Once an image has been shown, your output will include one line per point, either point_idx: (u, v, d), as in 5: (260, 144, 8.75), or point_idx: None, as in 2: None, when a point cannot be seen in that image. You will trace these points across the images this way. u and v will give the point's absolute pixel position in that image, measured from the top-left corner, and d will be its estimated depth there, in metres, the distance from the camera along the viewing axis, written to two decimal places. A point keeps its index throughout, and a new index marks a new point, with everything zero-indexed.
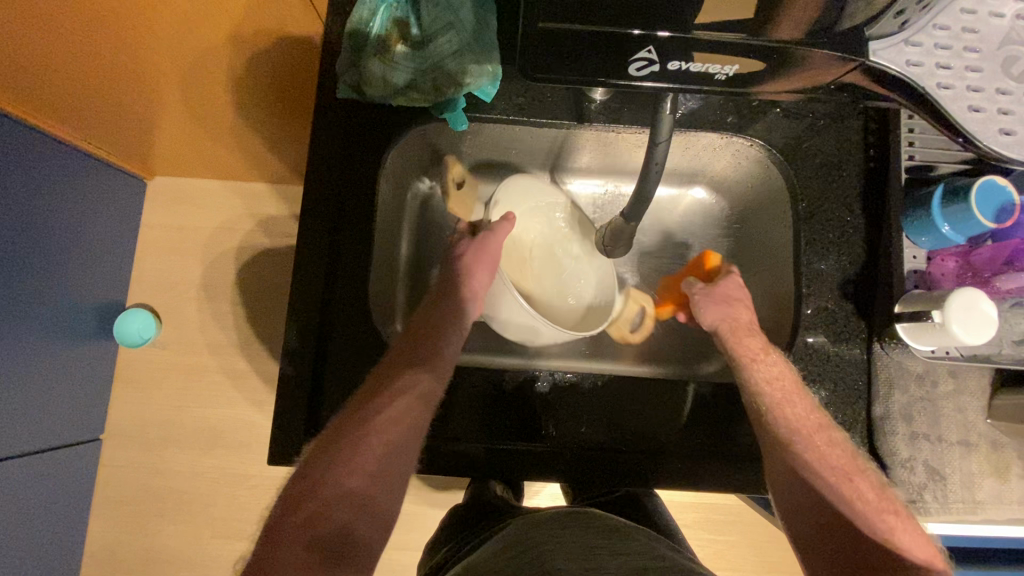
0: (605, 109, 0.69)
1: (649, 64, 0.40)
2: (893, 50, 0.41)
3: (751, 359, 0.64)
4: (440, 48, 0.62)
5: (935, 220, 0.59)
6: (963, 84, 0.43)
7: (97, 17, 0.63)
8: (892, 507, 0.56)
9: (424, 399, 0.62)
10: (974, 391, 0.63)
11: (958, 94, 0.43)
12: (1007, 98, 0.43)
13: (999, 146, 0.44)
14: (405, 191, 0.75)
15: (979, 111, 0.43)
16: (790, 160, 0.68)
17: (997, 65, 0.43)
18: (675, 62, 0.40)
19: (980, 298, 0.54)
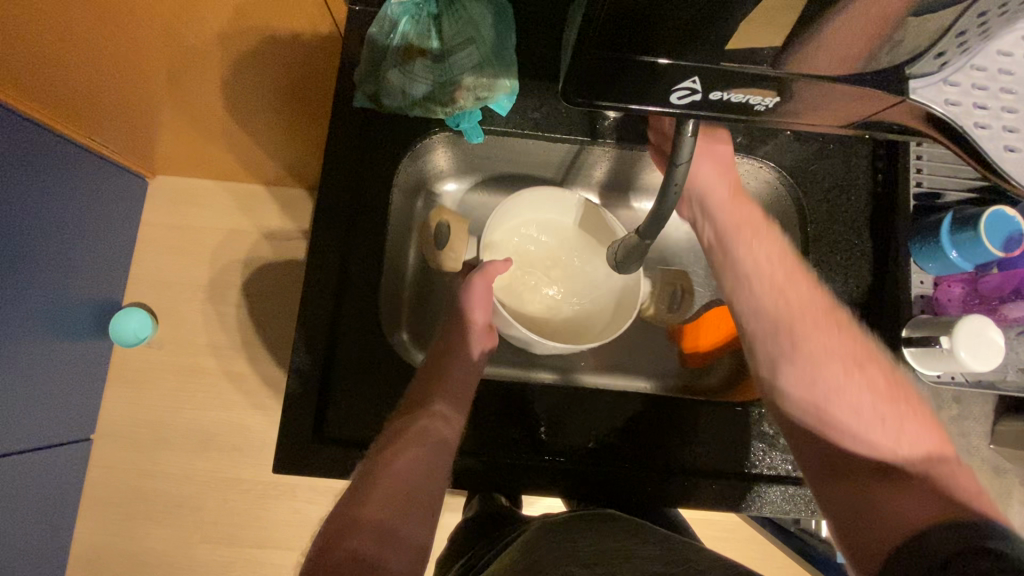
0: (617, 127, 0.70)
1: (692, 93, 0.39)
2: (934, 88, 0.39)
3: (751, 236, 0.64)
4: (461, 62, 0.64)
5: (942, 246, 0.60)
6: (1000, 124, 0.41)
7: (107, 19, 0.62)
8: (904, 398, 0.54)
9: (440, 441, 0.61)
10: (977, 417, 0.64)
11: (994, 134, 0.41)
12: None
13: None
14: (414, 200, 0.76)
15: (1015, 151, 0.41)
16: (799, 184, 0.69)
17: None
18: (717, 92, 0.39)
19: (987, 326, 0.55)
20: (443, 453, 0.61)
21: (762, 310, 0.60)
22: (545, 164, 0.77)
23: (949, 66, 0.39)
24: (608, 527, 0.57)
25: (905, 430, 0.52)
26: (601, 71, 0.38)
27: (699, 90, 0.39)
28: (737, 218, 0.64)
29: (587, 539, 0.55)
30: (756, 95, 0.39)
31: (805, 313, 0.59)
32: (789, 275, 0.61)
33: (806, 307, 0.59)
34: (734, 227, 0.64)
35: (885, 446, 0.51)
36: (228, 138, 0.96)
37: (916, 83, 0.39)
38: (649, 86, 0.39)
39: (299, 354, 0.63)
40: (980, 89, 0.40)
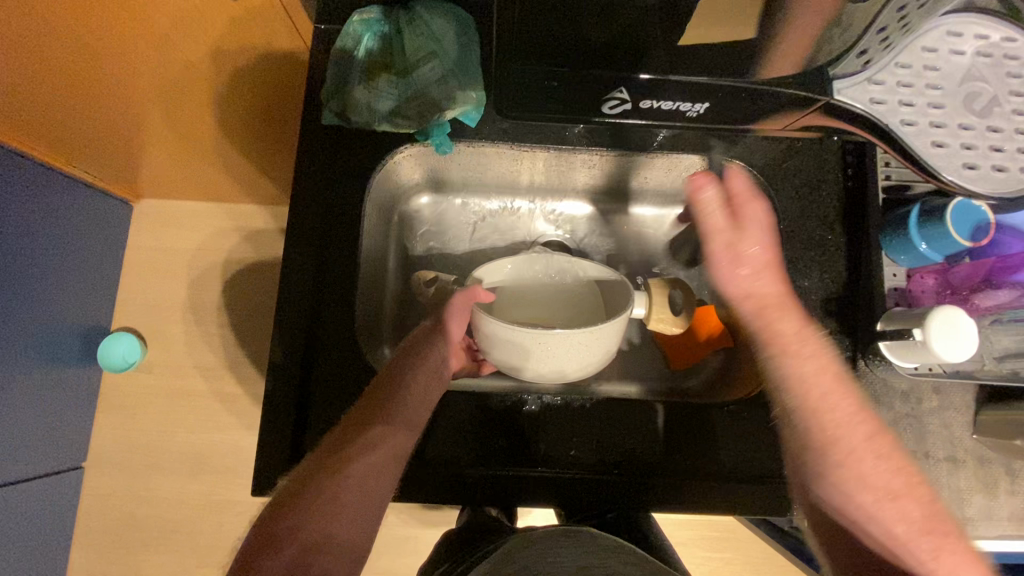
0: (589, 133, 0.70)
1: (622, 102, 0.49)
2: (857, 88, 0.44)
3: (785, 350, 0.58)
4: (424, 76, 0.64)
5: (911, 239, 0.60)
6: (926, 121, 0.45)
7: (74, 46, 0.62)
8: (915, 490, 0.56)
9: (398, 449, 0.61)
10: (958, 408, 0.64)
11: (920, 130, 0.45)
12: (968, 132, 0.45)
13: (962, 179, 0.45)
14: (389, 214, 0.76)
15: (942, 146, 0.45)
16: (770, 182, 0.69)
17: (960, 100, 0.45)
18: (646, 101, 0.49)
19: (960, 315, 0.55)
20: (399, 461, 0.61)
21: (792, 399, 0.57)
22: (520, 172, 0.77)
23: (873, 66, 0.44)
24: (594, 544, 0.56)
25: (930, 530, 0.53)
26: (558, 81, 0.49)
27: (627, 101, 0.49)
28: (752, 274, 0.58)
29: (571, 556, 0.53)
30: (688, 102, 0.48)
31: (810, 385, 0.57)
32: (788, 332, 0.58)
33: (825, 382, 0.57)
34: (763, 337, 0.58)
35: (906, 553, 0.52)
36: (211, 161, 0.96)
37: (841, 84, 0.44)
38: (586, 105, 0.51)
39: (278, 373, 0.63)
40: (905, 87, 0.45)
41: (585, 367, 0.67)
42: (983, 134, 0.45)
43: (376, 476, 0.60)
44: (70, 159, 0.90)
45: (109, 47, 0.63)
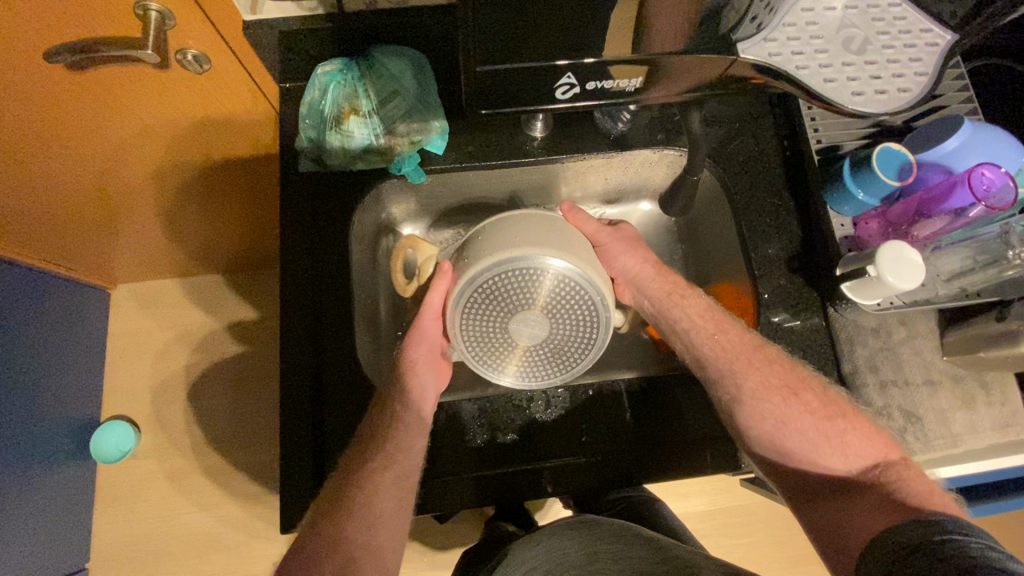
0: (546, 144, 0.77)
1: (570, 86, 0.48)
2: (757, 47, 0.48)
3: (679, 295, 0.68)
4: (390, 112, 0.70)
5: (849, 188, 0.66)
6: (815, 63, 0.50)
7: (44, 141, 0.64)
8: (841, 411, 0.60)
9: (410, 467, 0.61)
10: (925, 334, 0.69)
11: (813, 72, 0.50)
12: (851, 68, 0.51)
13: (856, 105, 0.50)
14: (375, 248, 0.80)
15: (833, 80, 0.50)
16: (718, 166, 0.75)
17: (840, 43, 0.51)
18: (590, 82, 0.48)
19: (904, 248, 0.61)
20: (411, 477, 0.61)
21: (702, 332, 0.66)
22: (492, 192, 0.83)
23: (764, 27, 0.49)
24: (598, 534, 0.59)
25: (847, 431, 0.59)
26: (496, 85, 0.47)
27: (577, 83, 0.47)
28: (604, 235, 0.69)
29: (578, 548, 0.58)
30: (623, 77, 0.47)
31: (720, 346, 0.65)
32: (722, 326, 0.66)
33: (732, 345, 0.64)
34: (658, 294, 0.69)
35: (839, 461, 0.58)
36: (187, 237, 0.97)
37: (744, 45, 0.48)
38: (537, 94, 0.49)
39: (290, 419, 0.65)
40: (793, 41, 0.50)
41: (566, 282, 0.57)
42: (889, 66, 0.51)
43: (393, 488, 0.59)
44: (35, 253, 0.90)
45: (77, 138, 0.66)
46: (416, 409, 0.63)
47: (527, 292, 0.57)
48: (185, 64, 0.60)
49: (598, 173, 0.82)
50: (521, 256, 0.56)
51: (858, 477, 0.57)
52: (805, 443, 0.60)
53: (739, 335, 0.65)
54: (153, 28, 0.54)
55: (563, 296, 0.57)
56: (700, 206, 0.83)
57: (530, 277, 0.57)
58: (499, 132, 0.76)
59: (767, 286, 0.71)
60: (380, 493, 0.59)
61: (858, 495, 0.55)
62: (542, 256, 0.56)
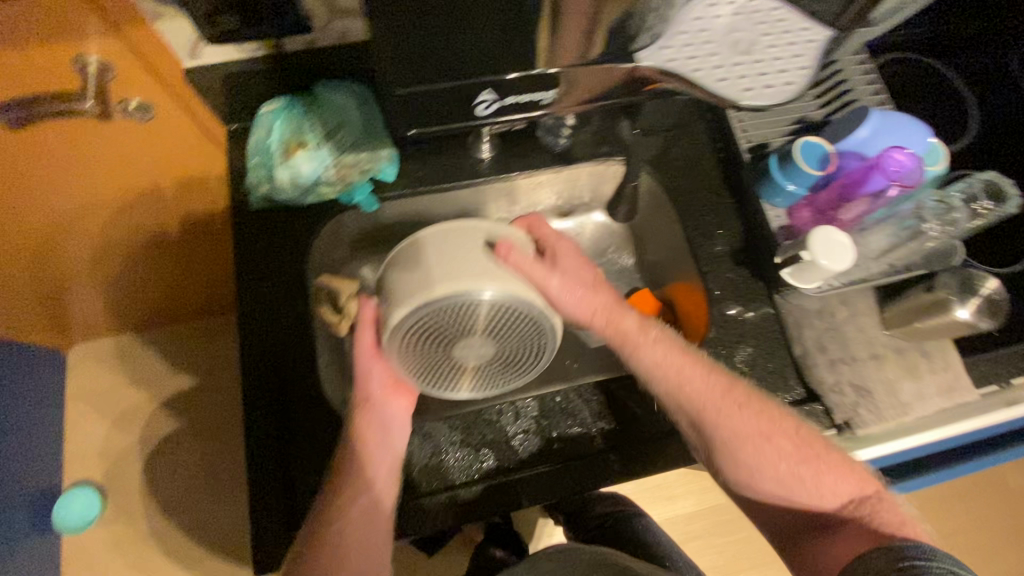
0: (493, 163, 0.80)
1: (491, 101, 0.47)
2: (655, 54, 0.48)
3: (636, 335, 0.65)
4: (337, 143, 0.71)
5: (779, 182, 0.70)
6: (710, 67, 0.50)
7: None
8: (813, 451, 0.62)
9: (377, 501, 0.60)
10: (866, 311, 0.73)
11: (709, 74, 0.50)
12: (742, 67, 0.51)
13: (747, 100, 0.52)
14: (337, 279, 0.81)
15: (725, 80, 0.51)
16: (657, 170, 0.81)
17: (731, 44, 0.50)
18: (510, 97, 0.47)
19: (833, 233, 0.65)
20: (381, 515, 0.60)
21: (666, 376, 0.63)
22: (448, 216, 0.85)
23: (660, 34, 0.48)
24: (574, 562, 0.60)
25: (827, 477, 0.61)
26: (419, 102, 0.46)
27: (498, 99, 0.47)
28: (559, 285, 0.60)
29: None
30: (542, 91, 0.48)
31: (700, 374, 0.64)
32: (685, 365, 0.64)
33: (698, 386, 0.63)
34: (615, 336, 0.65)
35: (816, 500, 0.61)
36: (143, 293, 0.96)
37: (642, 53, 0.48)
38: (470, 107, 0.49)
39: (258, 460, 0.64)
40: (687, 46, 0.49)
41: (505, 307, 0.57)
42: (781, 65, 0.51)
43: (366, 523, 0.59)
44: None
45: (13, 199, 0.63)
46: (389, 438, 0.62)
47: (466, 323, 0.56)
48: (128, 114, 0.60)
49: (548, 188, 0.85)
50: (452, 291, 0.55)
51: (839, 513, 0.60)
52: (790, 485, 0.62)
53: (703, 376, 0.63)
54: (94, 81, 0.55)
55: (499, 318, 0.57)
56: (648, 212, 0.86)
57: (461, 310, 0.56)
58: (447, 156, 0.78)
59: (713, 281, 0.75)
60: (348, 526, 0.58)
61: (836, 530, 0.60)
62: (475, 290, 0.55)
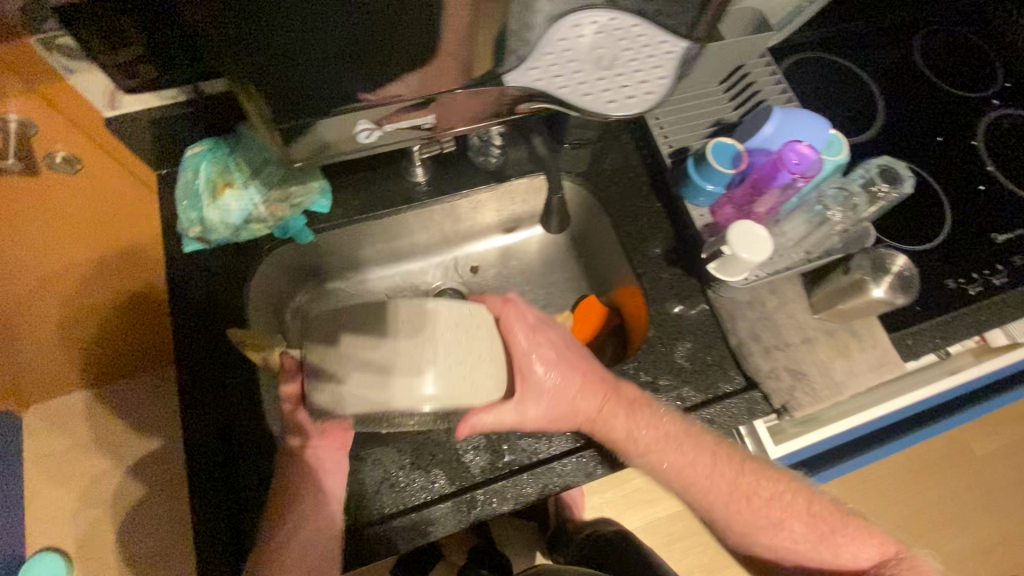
0: (430, 186, 0.81)
1: (370, 131, 0.50)
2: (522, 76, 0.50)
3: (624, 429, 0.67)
4: (265, 180, 0.70)
5: (699, 182, 0.73)
6: (575, 86, 0.51)
7: None
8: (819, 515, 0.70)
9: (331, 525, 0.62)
10: (795, 297, 0.76)
11: (574, 91, 0.52)
12: (604, 83, 0.52)
13: (611, 111, 0.53)
14: (282, 312, 0.82)
15: (587, 95, 0.52)
16: (586, 184, 0.85)
17: (591, 63, 0.52)
18: (389, 125, 0.51)
19: (751, 227, 0.68)
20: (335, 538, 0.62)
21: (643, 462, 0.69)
22: (398, 241, 0.87)
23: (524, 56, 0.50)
24: None
25: (791, 514, 0.70)
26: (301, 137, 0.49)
27: (375, 128, 0.50)
28: (530, 412, 0.62)
29: None
30: (420, 116, 0.51)
31: (655, 425, 0.67)
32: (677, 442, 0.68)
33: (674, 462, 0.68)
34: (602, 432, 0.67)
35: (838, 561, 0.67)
36: (83, 369, 0.90)
37: (511, 75, 0.50)
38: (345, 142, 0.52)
39: (206, 497, 0.64)
40: (551, 66, 0.51)
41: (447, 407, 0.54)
42: (636, 77, 0.53)
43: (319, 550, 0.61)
44: None
45: None
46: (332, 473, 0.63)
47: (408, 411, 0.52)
48: (55, 167, 0.59)
49: (488, 207, 0.87)
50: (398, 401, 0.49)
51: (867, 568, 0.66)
52: (758, 523, 0.69)
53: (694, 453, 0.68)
54: (14, 139, 0.53)
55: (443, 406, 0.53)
56: (587, 221, 0.90)
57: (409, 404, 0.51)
58: (382, 183, 0.80)
59: (648, 283, 0.78)
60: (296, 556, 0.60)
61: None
62: (410, 408, 0.50)
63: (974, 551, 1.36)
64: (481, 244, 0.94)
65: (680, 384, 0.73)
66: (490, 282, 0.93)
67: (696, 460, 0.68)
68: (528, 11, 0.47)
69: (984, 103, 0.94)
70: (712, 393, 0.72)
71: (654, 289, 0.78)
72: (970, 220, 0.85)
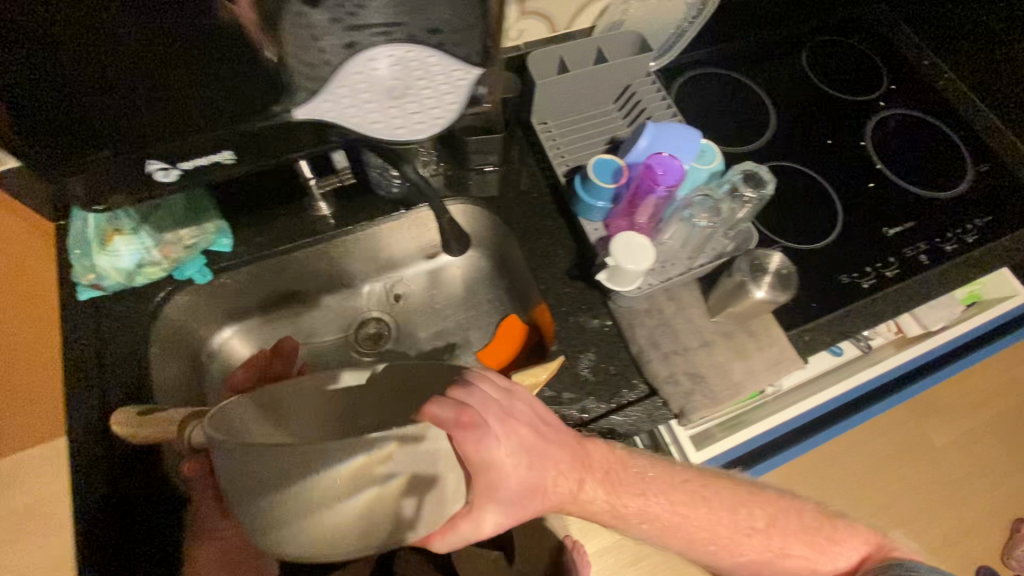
0: (334, 219, 0.83)
1: (166, 169, 0.50)
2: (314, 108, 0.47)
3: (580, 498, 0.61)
4: (159, 226, 0.73)
5: (586, 198, 0.76)
6: (364, 116, 0.48)
7: None
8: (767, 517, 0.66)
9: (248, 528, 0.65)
10: (693, 303, 0.78)
11: (365, 119, 0.49)
12: (397, 114, 0.48)
13: (403, 136, 0.51)
14: (198, 353, 0.83)
15: (379, 123, 0.49)
16: (491, 208, 0.87)
17: (383, 97, 0.47)
18: (185, 162, 0.50)
19: (630, 238, 0.70)
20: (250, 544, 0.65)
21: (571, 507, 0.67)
22: (317, 275, 0.88)
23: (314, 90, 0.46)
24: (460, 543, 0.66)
25: (791, 538, 0.64)
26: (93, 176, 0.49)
27: (170, 166, 0.49)
28: (488, 524, 0.53)
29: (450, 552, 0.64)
30: (216, 152, 0.50)
31: (644, 481, 0.62)
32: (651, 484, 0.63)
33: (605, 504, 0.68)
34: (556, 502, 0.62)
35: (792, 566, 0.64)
36: None
37: (302, 107, 0.47)
38: (137, 179, 0.50)
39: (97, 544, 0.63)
40: (343, 100, 0.47)
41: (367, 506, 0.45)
42: (429, 110, 0.49)
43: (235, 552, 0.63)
44: None
45: None
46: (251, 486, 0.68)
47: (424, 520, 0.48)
48: None
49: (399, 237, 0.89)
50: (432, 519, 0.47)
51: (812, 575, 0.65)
52: (763, 558, 0.64)
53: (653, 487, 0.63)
54: None
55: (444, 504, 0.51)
56: (498, 243, 0.92)
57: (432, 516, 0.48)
58: (284, 220, 0.81)
59: (551, 299, 0.80)
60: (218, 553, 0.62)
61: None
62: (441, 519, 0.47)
63: None
64: (402, 271, 0.94)
65: (584, 396, 0.73)
66: (411, 309, 0.94)
67: (688, 516, 0.62)
68: (309, 49, 0.43)
69: (869, 105, 0.99)
70: (615, 403, 0.73)
71: (557, 304, 0.79)
72: (859, 217, 0.88)
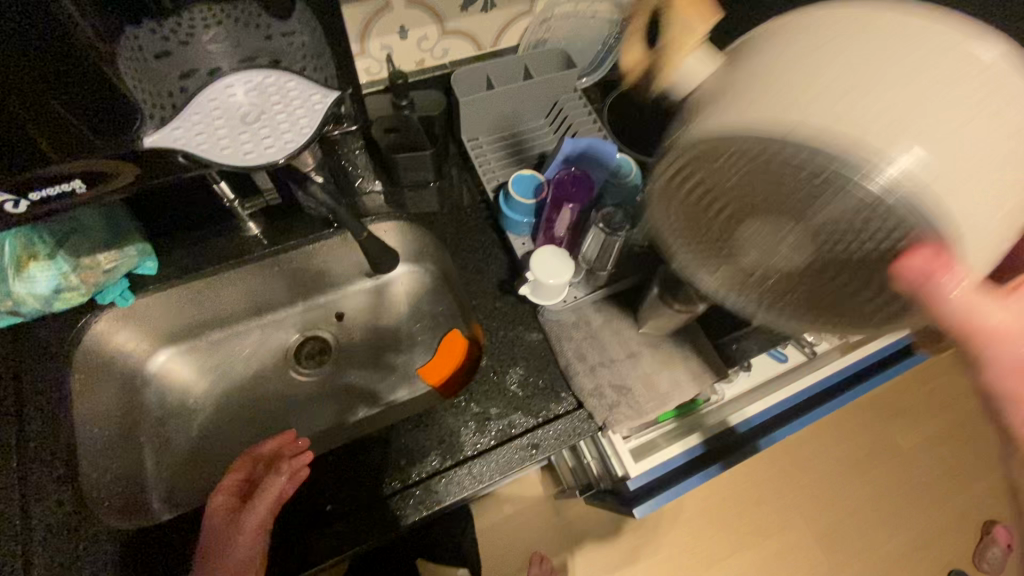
0: (264, 238, 0.83)
1: (16, 201, 0.46)
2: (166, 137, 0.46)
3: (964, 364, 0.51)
4: (75, 252, 0.72)
5: (509, 214, 0.77)
6: (214, 141, 0.46)
7: None
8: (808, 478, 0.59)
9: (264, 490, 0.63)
10: (620, 315, 0.79)
11: (213, 144, 0.46)
12: (250, 139, 0.47)
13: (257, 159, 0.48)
14: (130, 378, 0.82)
15: (227, 148, 0.46)
16: (426, 224, 0.87)
17: (236, 121, 0.46)
18: (35, 194, 0.47)
19: (548, 254, 0.71)
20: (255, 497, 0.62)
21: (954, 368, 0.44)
22: (253, 296, 0.88)
23: (167, 119, 0.45)
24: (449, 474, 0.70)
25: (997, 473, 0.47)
26: None
27: (19, 198, 0.46)
28: None
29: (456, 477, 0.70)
30: (67, 182, 0.47)
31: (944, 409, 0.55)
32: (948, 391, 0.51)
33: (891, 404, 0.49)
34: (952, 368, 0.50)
35: None
36: None
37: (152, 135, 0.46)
38: None
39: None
40: (194, 128, 0.45)
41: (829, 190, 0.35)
42: (284, 132, 0.48)
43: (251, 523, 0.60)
44: None
45: None
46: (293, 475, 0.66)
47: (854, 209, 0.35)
48: None
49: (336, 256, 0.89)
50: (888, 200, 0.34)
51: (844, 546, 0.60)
52: None
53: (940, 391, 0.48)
54: None
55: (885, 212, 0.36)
56: (436, 260, 0.92)
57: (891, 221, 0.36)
58: (213, 242, 0.81)
59: (481, 314, 0.80)
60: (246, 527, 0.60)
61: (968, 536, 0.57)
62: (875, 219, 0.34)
63: (913, 547, 1.35)
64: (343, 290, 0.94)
65: (511, 409, 0.73)
66: (352, 327, 0.94)
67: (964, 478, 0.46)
68: (164, 77, 0.44)
69: None
70: (543, 416, 0.72)
71: (488, 319, 0.79)
72: None
